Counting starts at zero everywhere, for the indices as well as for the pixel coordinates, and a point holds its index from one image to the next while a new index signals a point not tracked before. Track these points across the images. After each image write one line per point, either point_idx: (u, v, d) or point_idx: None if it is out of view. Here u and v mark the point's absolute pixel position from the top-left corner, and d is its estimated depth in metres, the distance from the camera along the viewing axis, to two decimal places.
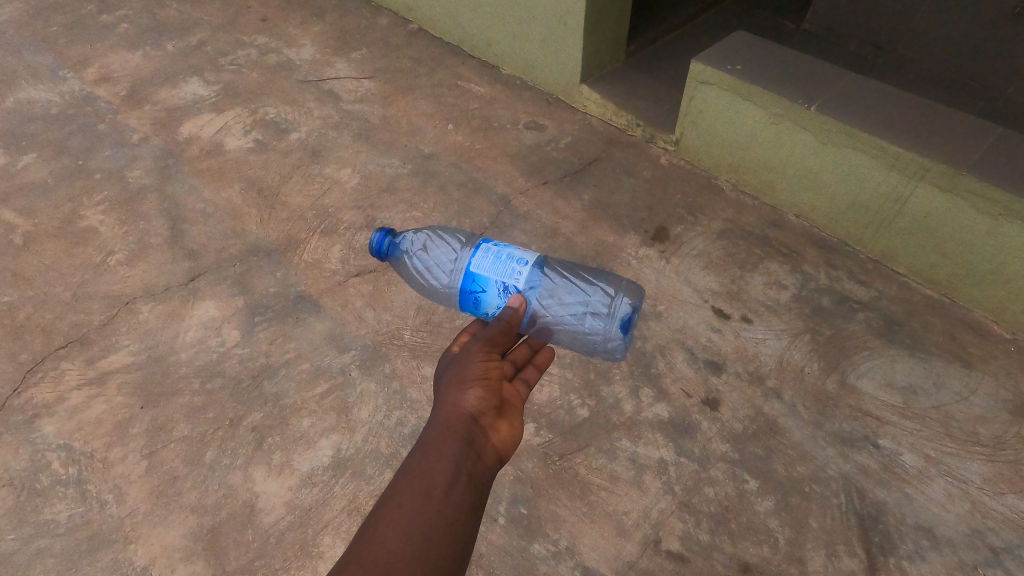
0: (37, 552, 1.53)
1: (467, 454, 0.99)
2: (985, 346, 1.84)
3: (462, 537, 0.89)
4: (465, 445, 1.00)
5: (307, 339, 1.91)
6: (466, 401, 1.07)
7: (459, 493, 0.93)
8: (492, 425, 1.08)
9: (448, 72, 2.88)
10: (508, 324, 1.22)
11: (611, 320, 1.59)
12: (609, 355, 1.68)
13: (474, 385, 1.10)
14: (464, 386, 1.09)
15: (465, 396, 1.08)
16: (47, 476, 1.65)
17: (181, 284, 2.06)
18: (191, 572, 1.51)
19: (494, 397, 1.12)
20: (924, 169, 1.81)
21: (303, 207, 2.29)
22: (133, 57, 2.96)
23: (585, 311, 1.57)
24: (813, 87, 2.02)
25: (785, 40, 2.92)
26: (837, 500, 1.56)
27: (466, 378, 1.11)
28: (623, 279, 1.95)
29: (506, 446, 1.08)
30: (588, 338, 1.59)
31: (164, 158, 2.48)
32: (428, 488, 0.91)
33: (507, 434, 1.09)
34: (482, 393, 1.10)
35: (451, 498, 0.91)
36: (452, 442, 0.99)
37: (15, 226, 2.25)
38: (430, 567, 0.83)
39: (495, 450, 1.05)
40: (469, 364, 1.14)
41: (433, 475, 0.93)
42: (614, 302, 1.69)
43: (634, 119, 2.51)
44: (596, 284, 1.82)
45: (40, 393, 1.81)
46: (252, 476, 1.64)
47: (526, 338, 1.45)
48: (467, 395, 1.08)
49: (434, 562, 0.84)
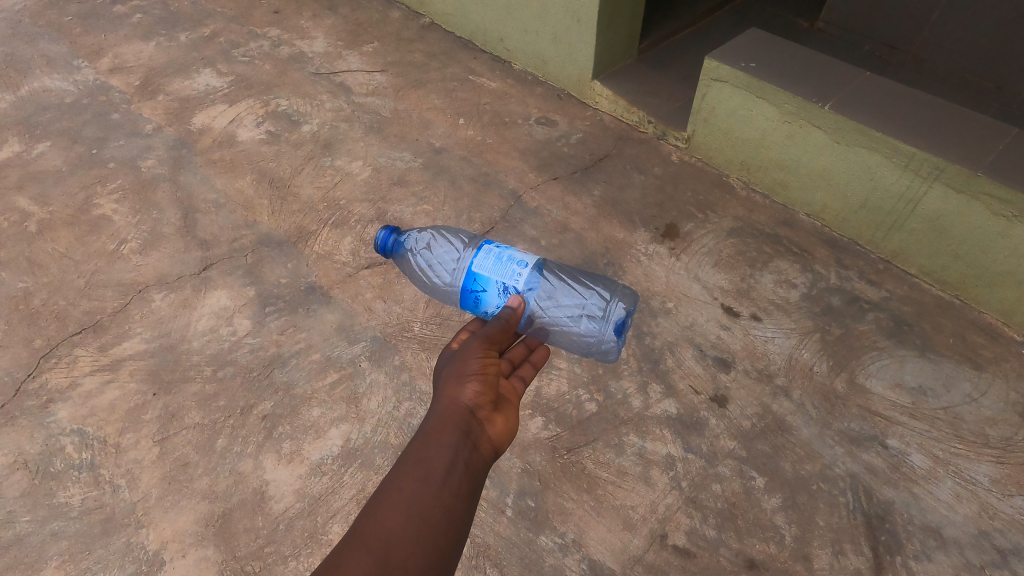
0: (51, 534, 1.55)
1: (464, 446, 1.00)
2: (996, 348, 1.84)
3: (459, 522, 0.90)
4: (462, 437, 1.01)
5: (318, 330, 1.93)
6: (464, 395, 1.08)
7: (456, 480, 0.94)
8: (488, 418, 1.08)
9: (459, 66, 2.89)
10: (506, 323, 1.23)
11: (606, 323, 1.61)
12: (602, 357, 1.71)
13: (472, 379, 1.11)
14: (462, 381, 1.11)
15: (463, 389, 1.09)
16: (62, 460, 1.68)
17: (193, 273, 2.08)
18: (202, 557, 1.52)
19: (491, 392, 1.13)
20: (938, 169, 1.80)
21: (315, 199, 2.30)
22: (147, 48, 2.97)
23: (581, 314, 1.60)
24: (827, 85, 2.01)
25: (799, 37, 2.92)
26: (845, 499, 1.56)
27: (464, 372, 1.12)
28: (619, 285, 1.97)
29: (501, 439, 1.09)
30: (582, 340, 1.61)
31: (178, 148, 2.50)
32: (427, 474, 0.92)
33: (500, 428, 1.10)
34: (480, 387, 1.11)
35: (449, 484, 0.92)
36: (450, 432, 1.00)
37: (29, 214, 2.27)
38: (428, 548, 0.84)
39: (491, 443, 1.06)
40: (467, 359, 1.15)
41: (431, 461, 0.94)
42: (610, 306, 1.72)
43: (645, 116, 2.51)
44: (594, 288, 1.85)
45: (54, 378, 1.83)
46: (262, 464, 1.66)
47: (523, 338, 1.46)
48: (465, 388, 1.10)
49: (432, 544, 0.85)
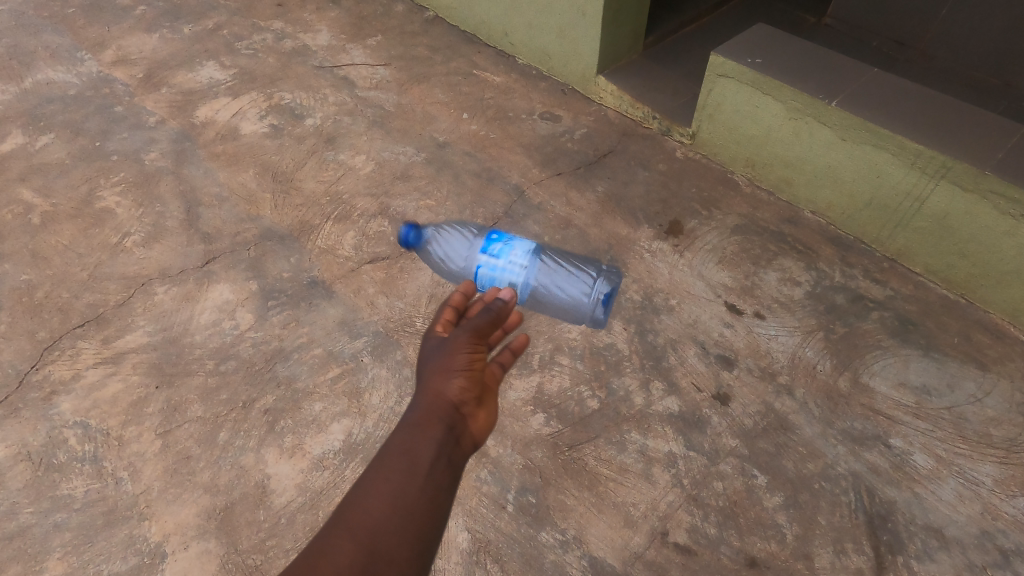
0: (54, 526, 1.56)
1: (448, 442, 0.98)
2: (1001, 348, 1.83)
3: (444, 516, 0.89)
4: (447, 432, 0.98)
5: (320, 324, 1.93)
6: (450, 388, 1.05)
7: (442, 474, 0.92)
8: (473, 413, 1.06)
9: (464, 61, 2.87)
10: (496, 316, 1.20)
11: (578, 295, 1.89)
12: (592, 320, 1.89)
13: (459, 373, 1.08)
14: (449, 373, 1.07)
15: (449, 383, 1.06)
16: (64, 452, 1.68)
17: (195, 267, 2.08)
18: (203, 550, 1.53)
19: (477, 386, 1.10)
20: (946, 167, 1.78)
21: (317, 193, 2.30)
22: (150, 40, 2.97)
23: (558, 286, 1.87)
24: (834, 82, 2.00)
25: (806, 33, 2.89)
26: (847, 498, 1.56)
27: (451, 366, 1.09)
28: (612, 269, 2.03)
29: (485, 435, 1.07)
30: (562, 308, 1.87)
31: (181, 141, 2.49)
32: (412, 466, 0.90)
33: (481, 425, 1.06)
34: (467, 381, 1.08)
35: (435, 477, 0.91)
36: (436, 427, 0.98)
37: (32, 206, 2.27)
38: (414, 541, 0.83)
39: (475, 439, 1.04)
40: (455, 352, 1.11)
41: (418, 454, 0.93)
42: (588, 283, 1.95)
43: (650, 112, 2.49)
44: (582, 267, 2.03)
45: (57, 371, 1.84)
46: (264, 458, 1.66)
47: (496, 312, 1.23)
48: (451, 382, 1.06)
49: (417, 535, 0.84)
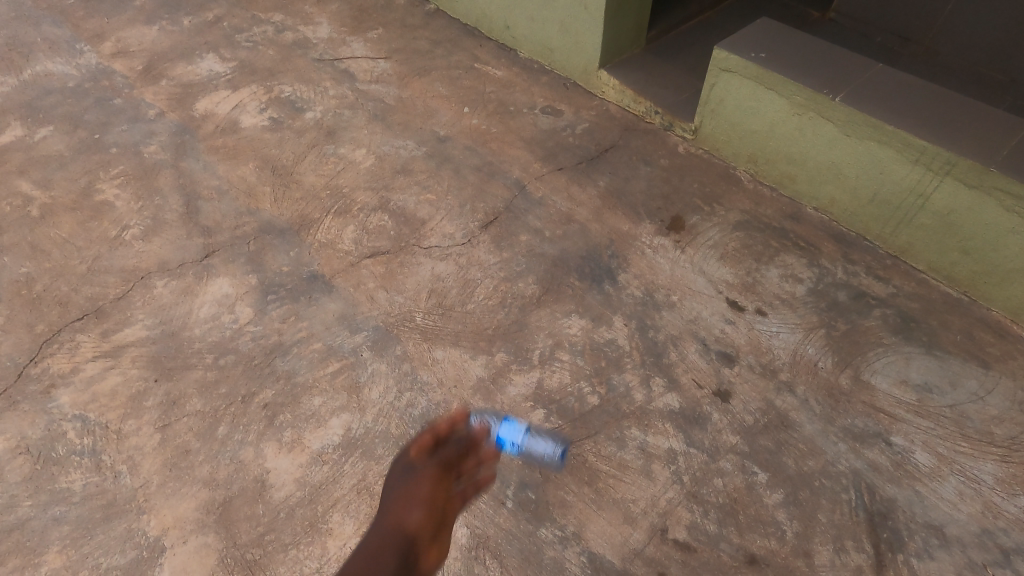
0: (53, 519, 1.56)
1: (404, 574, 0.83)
2: (1004, 346, 1.82)
3: None
4: (402, 563, 0.84)
5: (319, 319, 1.92)
6: (411, 521, 0.90)
7: None
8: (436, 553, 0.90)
9: (465, 54, 2.85)
10: (468, 444, 1.04)
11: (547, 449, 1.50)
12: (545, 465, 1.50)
13: (422, 504, 0.93)
14: (410, 504, 0.93)
15: (410, 515, 0.91)
16: (63, 445, 1.68)
17: (195, 260, 2.07)
18: (202, 544, 1.52)
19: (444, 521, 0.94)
20: (951, 164, 1.77)
21: (317, 186, 2.28)
22: (150, 32, 2.95)
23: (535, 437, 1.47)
24: (839, 77, 1.99)
25: (810, 27, 2.87)
26: (848, 495, 1.56)
27: (414, 495, 0.94)
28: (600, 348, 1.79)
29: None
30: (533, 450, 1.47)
31: (180, 134, 2.48)
32: None
33: (445, 557, 0.92)
34: (431, 515, 0.92)
35: None
36: (388, 559, 0.83)
37: (31, 198, 2.26)
38: None
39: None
40: (419, 483, 0.96)
41: None
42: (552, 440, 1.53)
43: (652, 107, 2.48)
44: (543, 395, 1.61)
45: (56, 364, 1.83)
46: (263, 452, 1.66)
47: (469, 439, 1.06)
48: (413, 514, 0.91)
49: None
